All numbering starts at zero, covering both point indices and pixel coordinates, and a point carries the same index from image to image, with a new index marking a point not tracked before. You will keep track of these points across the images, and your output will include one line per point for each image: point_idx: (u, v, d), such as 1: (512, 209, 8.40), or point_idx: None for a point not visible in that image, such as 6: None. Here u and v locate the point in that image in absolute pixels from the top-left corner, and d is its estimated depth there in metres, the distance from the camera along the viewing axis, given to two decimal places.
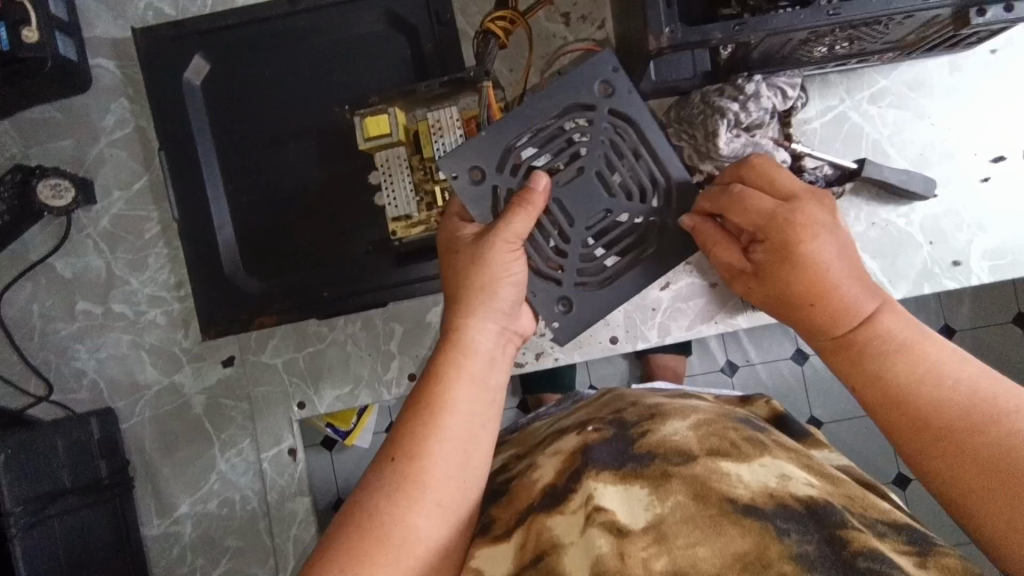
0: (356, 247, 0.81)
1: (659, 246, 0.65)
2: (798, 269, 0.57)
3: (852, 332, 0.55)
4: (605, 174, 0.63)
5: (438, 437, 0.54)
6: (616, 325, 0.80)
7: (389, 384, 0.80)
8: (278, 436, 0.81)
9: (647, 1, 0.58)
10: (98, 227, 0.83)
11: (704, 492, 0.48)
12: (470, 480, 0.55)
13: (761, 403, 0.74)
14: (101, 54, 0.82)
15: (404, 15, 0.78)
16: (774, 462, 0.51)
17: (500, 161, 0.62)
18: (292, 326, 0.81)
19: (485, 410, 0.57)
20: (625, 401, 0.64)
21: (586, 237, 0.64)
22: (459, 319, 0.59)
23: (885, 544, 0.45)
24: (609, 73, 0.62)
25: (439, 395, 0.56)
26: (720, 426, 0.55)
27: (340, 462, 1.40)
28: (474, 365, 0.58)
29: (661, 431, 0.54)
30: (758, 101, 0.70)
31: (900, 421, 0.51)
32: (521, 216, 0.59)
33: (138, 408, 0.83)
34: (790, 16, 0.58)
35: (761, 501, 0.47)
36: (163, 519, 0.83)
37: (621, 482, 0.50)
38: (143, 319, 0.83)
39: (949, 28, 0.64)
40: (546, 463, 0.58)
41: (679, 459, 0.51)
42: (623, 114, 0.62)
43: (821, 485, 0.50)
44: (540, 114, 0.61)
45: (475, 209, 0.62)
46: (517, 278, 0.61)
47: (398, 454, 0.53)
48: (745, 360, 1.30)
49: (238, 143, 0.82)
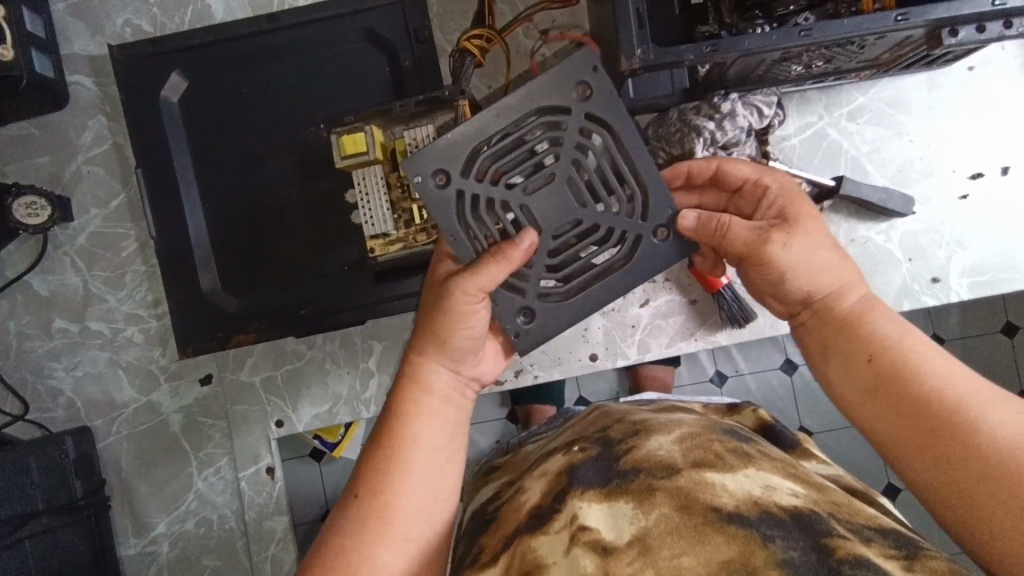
0: (335, 265, 0.81)
1: (630, 261, 0.62)
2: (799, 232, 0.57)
3: (847, 313, 0.56)
4: (576, 180, 0.60)
5: (402, 471, 0.56)
6: (594, 342, 0.80)
7: (368, 402, 0.80)
8: (255, 454, 0.81)
9: (619, 23, 0.58)
10: (76, 244, 0.83)
11: (689, 503, 0.47)
12: (437, 506, 0.57)
13: (749, 412, 0.75)
14: (79, 71, 0.82)
15: (383, 32, 0.78)
16: (759, 473, 0.51)
17: (466, 164, 0.59)
18: (270, 344, 0.81)
19: (448, 443, 0.59)
20: (612, 417, 0.63)
21: (553, 244, 0.61)
22: (413, 358, 0.61)
23: (871, 550, 0.44)
24: (588, 74, 0.59)
25: (400, 431, 0.58)
26: (704, 439, 0.54)
27: (329, 473, 1.40)
28: (432, 403, 0.60)
29: (646, 447, 0.54)
30: (734, 121, 0.70)
31: (893, 399, 0.51)
32: (494, 267, 0.58)
33: (114, 426, 0.83)
34: (762, 38, 0.58)
35: (746, 508, 0.46)
36: (140, 539, 0.83)
37: (605, 500, 0.50)
38: (120, 337, 0.83)
39: (923, 48, 0.64)
40: (533, 485, 0.57)
41: (663, 473, 0.50)
42: (600, 120, 0.59)
43: (807, 493, 0.49)
44: (510, 119, 0.59)
45: (440, 214, 0.60)
46: (475, 327, 0.60)
47: (362, 491, 0.56)
48: (735, 370, 1.30)
49: (217, 160, 0.81)
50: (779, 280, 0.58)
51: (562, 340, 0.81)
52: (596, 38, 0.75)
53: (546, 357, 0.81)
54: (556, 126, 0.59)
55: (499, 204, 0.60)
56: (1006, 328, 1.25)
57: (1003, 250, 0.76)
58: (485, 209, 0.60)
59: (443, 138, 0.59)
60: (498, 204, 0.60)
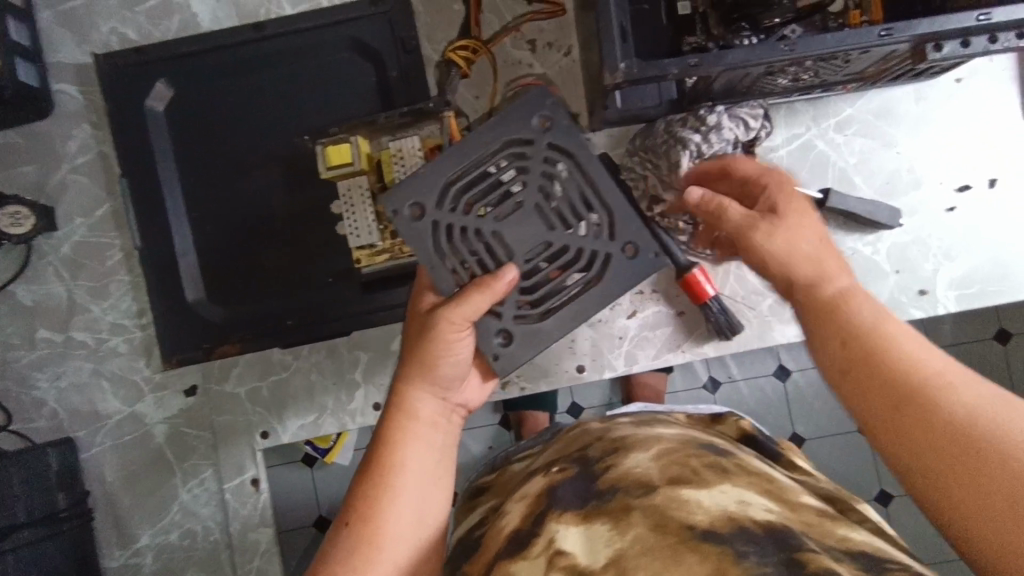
0: (320, 276, 0.80)
1: (603, 279, 0.62)
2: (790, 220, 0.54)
3: (828, 297, 0.50)
4: (543, 206, 0.61)
5: (391, 497, 0.57)
6: (581, 354, 0.80)
7: (354, 413, 0.79)
8: (240, 465, 0.80)
9: (603, 37, 0.58)
10: (60, 254, 0.82)
11: (663, 521, 0.46)
12: (425, 529, 0.58)
13: (732, 422, 0.73)
14: (64, 79, 0.81)
15: (369, 42, 0.78)
16: (734, 488, 0.50)
17: (440, 196, 0.60)
18: (256, 355, 0.80)
19: (436, 466, 0.60)
20: (592, 435, 0.63)
21: (527, 268, 0.62)
22: (399, 387, 0.61)
23: (841, 566, 0.42)
24: (548, 106, 0.61)
25: (389, 458, 0.58)
26: (680, 455, 0.54)
27: (322, 479, 1.37)
28: (420, 430, 0.60)
29: (624, 464, 0.54)
30: (719, 133, 0.70)
31: (870, 379, 0.45)
32: (478, 297, 0.58)
33: (98, 437, 0.82)
34: (747, 52, 0.58)
35: (720, 525, 0.46)
36: (125, 550, 0.82)
37: (582, 522, 0.50)
38: (104, 347, 0.82)
39: (908, 61, 0.63)
40: (513, 508, 0.57)
41: (639, 492, 0.50)
42: (562, 149, 0.61)
43: (781, 511, 0.49)
44: (476, 152, 0.60)
45: (416, 245, 0.60)
46: (461, 356, 0.60)
47: (352, 519, 0.57)
48: (728, 376, 1.28)
49: (202, 170, 0.81)
50: (763, 267, 0.55)
51: (549, 351, 0.80)
52: (584, 48, 0.75)
53: (533, 369, 0.81)
54: (520, 156, 0.61)
55: (471, 233, 0.61)
56: (999, 335, 1.25)
57: (988, 263, 0.75)
58: (459, 238, 0.61)
59: (417, 171, 0.60)
60: (470, 233, 0.61)
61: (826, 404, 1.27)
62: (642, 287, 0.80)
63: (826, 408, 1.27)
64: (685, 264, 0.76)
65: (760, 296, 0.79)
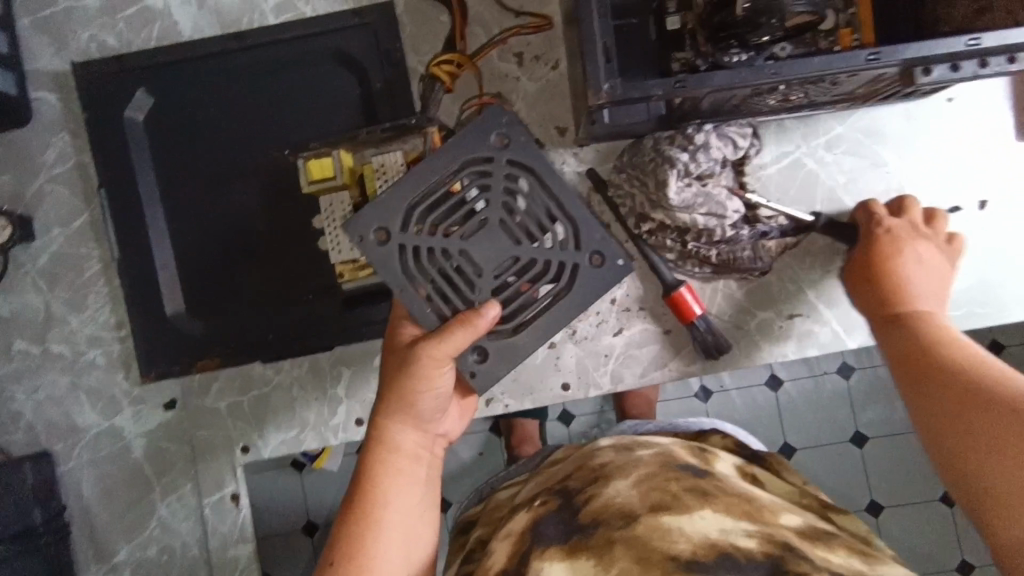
0: (301, 291, 0.80)
1: (573, 286, 0.61)
2: (891, 243, 0.68)
3: (908, 311, 0.63)
4: (508, 222, 0.60)
5: (376, 534, 0.57)
6: (567, 371, 0.79)
7: (336, 429, 0.78)
8: (220, 480, 0.79)
9: (586, 58, 0.58)
10: (37, 265, 0.80)
11: (647, 554, 0.46)
12: (411, 564, 0.59)
13: (715, 439, 0.71)
14: (43, 87, 0.80)
15: (353, 53, 0.77)
16: (715, 513, 0.49)
17: (405, 218, 0.60)
18: (236, 369, 0.79)
19: (420, 502, 0.61)
20: (573, 463, 0.61)
21: (496, 284, 0.60)
22: (379, 420, 0.61)
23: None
24: (504, 124, 0.59)
25: (371, 495, 0.59)
26: (660, 478, 0.52)
27: (310, 484, 1.33)
28: (401, 465, 0.60)
29: (605, 494, 0.52)
30: (707, 152, 0.69)
31: (911, 356, 0.58)
32: (460, 335, 0.57)
33: (76, 451, 0.81)
34: (731, 75, 0.57)
35: (704, 553, 0.45)
36: (101, 566, 0.81)
37: (568, 558, 0.48)
38: (82, 360, 0.81)
39: (897, 83, 0.62)
40: (499, 548, 0.55)
41: (621, 522, 0.49)
42: (523, 164, 0.60)
43: (763, 532, 0.48)
44: (435, 175, 0.59)
45: (384, 271, 0.59)
46: (442, 390, 0.60)
47: (337, 558, 0.56)
48: (719, 386, 1.26)
49: (183, 180, 0.79)
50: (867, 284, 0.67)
51: (534, 368, 0.79)
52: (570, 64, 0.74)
53: (517, 386, 0.80)
54: (481, 174, 0.60)
55: (437, 253, 0.60)
56: (992, 346, 1.22)
57: (975, 283, 0.75)
58: (426, 260, 0.60)
59: (378, 195, 0.59)
60: (436, 253, 0.60)
61: (819, 412, 1.25)
62: (628, 304, 0.79)
63: (819, 417, 1.25)
64: (672, 282, 0.75)
65: (747, 316, 0.78)
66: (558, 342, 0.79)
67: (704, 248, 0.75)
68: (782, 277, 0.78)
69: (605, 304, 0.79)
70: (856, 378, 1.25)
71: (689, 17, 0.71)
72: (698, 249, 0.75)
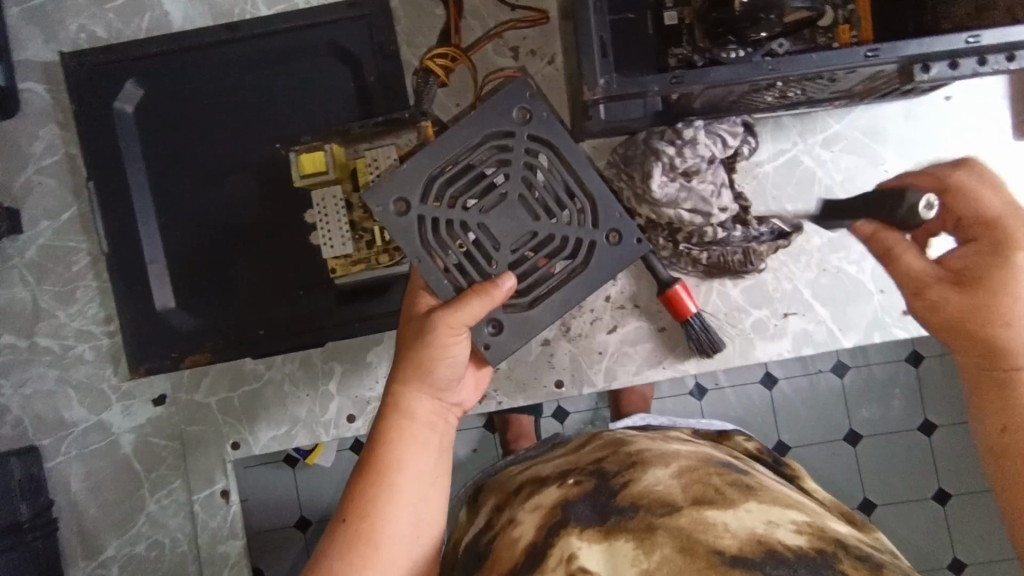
0: (294, 288, 0.79)
1: (587, 263, 0.61)
2: (1007, 295, 0.53)
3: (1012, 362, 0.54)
4: (527, 197, 0.60)
5: (389, 494, 0.55)
6: (560, 369, 0.78)
7: (328, 425, 0.78)
8: (210, 476, 0.78)
9: (582, 52, 0.57)
10: (24, 258, 0.79)
11: (691, 545, 0.46)
12: (422, 529, 0.57)
13: (737, 441, 0.71)
14: (32, 78, 0.79)
15: (347, 46, 0.76)
16: (759, 506, 0.50)
17: (425, 191, 0.59)
18: (227, 364, 0.78)
19: (434, 469, 0.58)
20: (607, 446, 0.62)
21: (513, 260, 0.60)
22: (394, 385, 0.59)
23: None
24: (526, 99, 0.59)
25: (384, 457, 0.56)
26: (703, 473, 0.53)
27: (302, 480, 1.33)
28: (416, 430, 0.58)
29: (644, 481, 0.53)
30: (695, 148, 0.67)
31: (1015, 451, 0.53)
32: (477, 303, 0.56)
33: (63, 446, 0.80)
34: (729, 71, 0.56)
35: (751, 549, 0.46)
36: (90, 562, 0.80)
37: (604, 539, 0.49)
38: (70, 354, 0.80)
39: (896, 81, 0.62)
40: (525, 518, 0.55)
41: (663, 511, 0.49)
42: (543, 140, 0.60)
43: (810, 526, 0.49)
44: (456, 147, 0.59)
45: (402, 241, 0.59)
46: (459, 358, 0.59)
47: (349, 516, 0.55)
48: (715, 383, 1.25)
49: (174, 175, 0.78)
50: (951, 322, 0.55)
51: (527, 365, 0.79)
52: (567, 58, 0.73)
53: (510, 383, 0.79)
54: (503, 149, 0.60)
55: (456, 226, 0.59)
56: None
57: None
58: (445, 232, 0.59)
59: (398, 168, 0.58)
60: (455, 226, 0.59)
61: (813, 410, 1.25)
62: (622, 301, 0.79)
63: (813, 415, 1.25)
64: (667, 279, 0.74)
65: (743, 314, 0.78)
66: (552, 339, 0.79)
67: (695, 249, 0.75)
68: (777, 275, 0.77)
69: (599, 301, 0.79)
70: (851, 376, 1.25)
71: (687, 13, 0.70)
72: (688, 248, 0.75)
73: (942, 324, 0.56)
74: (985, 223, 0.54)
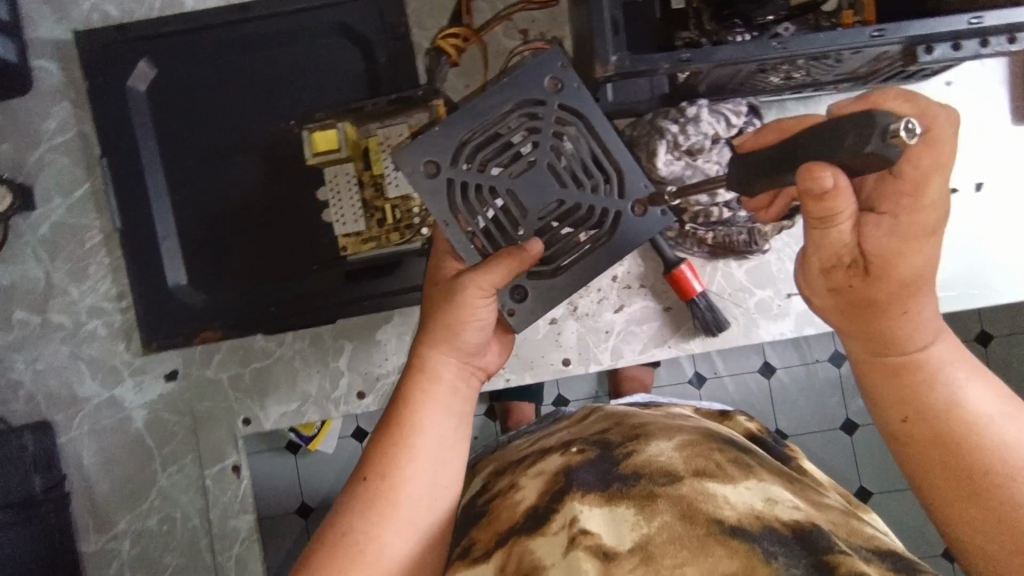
0: (305, 264, 0.79)
1: (613, 235, 0.62)
2: (900, 283, 0.46)
3: (896, 354, 0.49)
4: (555, 166, 0.61)
5: (409, 455, 0.57)
6: (568, 347, 0.80)
7: (338, 402, 0.79)
8: (221, 451, 0.79)
9: (595, 29, 0.58)
10: (37, 234, 0.80)
11: (691, 512, 0.47)
12: (440, 491, 0.58)
13: (739, 422, 0.73)
14: (43, 55, 0.79)
15: (358, 28, 0.77)
16: (760, 484, 0.50)
17: (456, 154, 0.60)
18: (237, 341, 0.79)
19: (454, 433, 0.60)
20: (609, 420, 0.62)
21: (540, 226, 0.62)
22: (422, 348, 0.62)
23: (870, 568, 0.43)
24: (557, 69, 0.60)
25: (406, 419, 0.59)
26: (705, 447, 0.54)
27: (304, 468, 1.33)
28: (439, 392, 0.61)
29: (646, 452, 0.53)
30: (697, 125, 0.69)
31: (918, 437, 0.48)
32: (503, 266, 0.59)
33: (76, 421, 0.81)
34: (736, 50, 0.58)
35: (750, 522, 0.46)
36: (102, 535, 0.82)
37: (606, 504, 0.49)
38: (83, 330, 0.81)
39: (899, 63, 0.63)
40: (528, 483, 0.56)
41: (664, 479, 0.50)
42: (572, 110, 0.61)
43: (807, 508, 0.49)
44: (488, 113, 0.60)
45: (433, 203, 0.60)
46: (485, 321, 0.62)
47: (369, 474, 0.57)
48: (713, 372, 1.27)
49: (187, 155, 0.79)
50: (868, 308, 0.48)
51: (536, 343, 0.80)
52: (575, 40, 0.74)
53: (518, 360, 0.81)
54: (533, 117, 0.61)
55: (485, 191, 0.60)
56: (979, 338, 1.20)
57: (968, 266, 0.76)
58: (474, 197, 0.61)
59: (431, 130, 0.60)
60: (484, 192, 0.60)
61: (809, 399, 1.27)
62: (629, 281, 0.80)
63: (810, 404, 1.27)
64: (673, 260, 0.76)
65: (746, 294, 0.79)
66: (559, 318, 0.80)
67: (701, 229, 0.77)
68: (781, 256, 0.79)
69: (606, 281, 0.80)
70: (847, 366, 1.27)
71: None
72: (694, 228, 0.77)
73: (842, 301, 0.49)
74: (914, 192, 0.43)
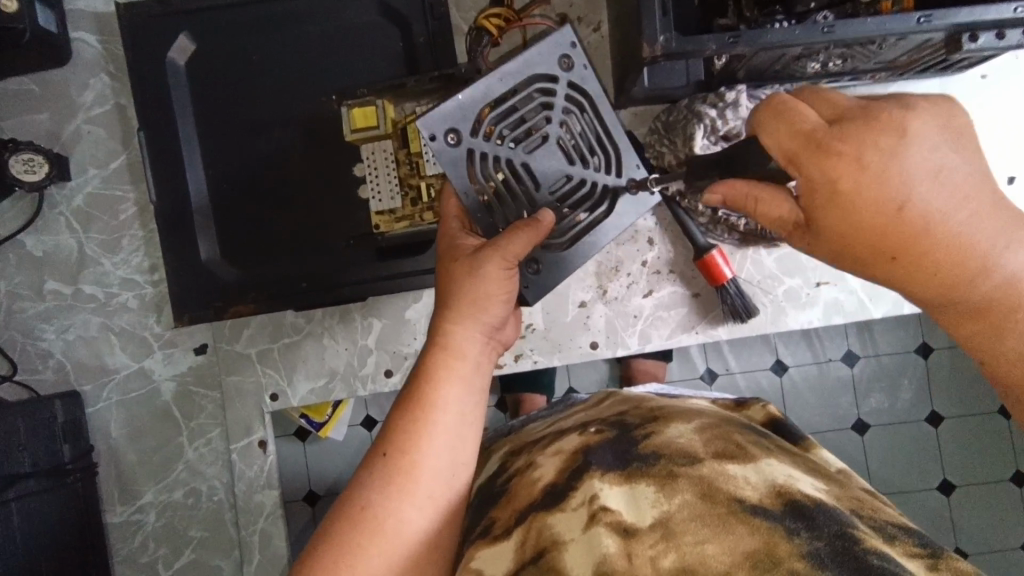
0: (336, 239, 0.79)
1: (613, 211, 0.62)
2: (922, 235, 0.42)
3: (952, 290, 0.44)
4: (564, 141, 0.60)
5: (431, 433, 0.54)
6: (596, 330, 0.80)
7: (365, 379, 0.79)
8: (248, 426, 0.80)
9: (642, 7, 0.58)
10: (72, 205, 0.82)
11: (711, 492, 0.41)
12: (459, 470, 0.55)
13: (757, 407, 0.61)
14: (82, 27, 0.80)
15: (396, 6, 0.77)
16: (780, 464, 0.44)
17: (475, 124, 0.57)
18: (268, 316, 0.80)
19: (475, 412, 0.56)
20: (630, 403, 0.56)
21: (550, 201, 0.60)
22: (445, 325, 0.57)
23: (895, 550, 0.38)
24: (569, 46, 0.58)
25: (428, 396, 0.54)
26: (725, 430, 0.48)
27: (314, 452, 1.29)
28: (462, 370, 0.56)
29: (665, 434, 0.47)
30: (737, 110, 0.69)
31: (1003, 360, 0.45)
32: (521, 236, 0.56)
33: (105, 392, 0.83)
34: (785, 32, 0.58)
35: (770, 501, 0.40)
36: (127, 506, 0.83)
37: (626, 482, 0.44)
38: (114, 302, 0.82)
39: (941, 51, 0.64)
40: (546, 462, 0.50)
41: (684, 460, 0.44)
42: (582, 90, 0.59)
43: (827, 487, 0.43)
44: (510, 82, 0.57)
45: (453, 173, 0.57)
46: (507, 297, 0.59)
47: (389, 449, 0.53)
48: (724, 368, 1.23)
49: (222, 130, 0.80)
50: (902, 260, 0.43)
51: (564, 326, 0.81)
52: (613, 23, 0.74)
53: (546, 342, 0.81)
54: (544, 92, 0.58)
55: (502, 162, 0.58)
56: None
57: None
58: (490, 166, 0.58)
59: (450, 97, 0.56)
60: (501, 162, 0.58)
61: (820, 398, 1.22)
62: (659, 266, 0.81)
63: (820, 403, 1.22)
64: (703, 246, 0.75)
65: (775, 282, 0.80)
66: (589, 301, 0.81)
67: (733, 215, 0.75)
68: None
69: (636, 266, 0.81)
70: (859, 366, 1.23)
71: None
72: (726, 215, 0.76)
73: (845, 253, 0.44)
74: (802, 139, 0.43)
